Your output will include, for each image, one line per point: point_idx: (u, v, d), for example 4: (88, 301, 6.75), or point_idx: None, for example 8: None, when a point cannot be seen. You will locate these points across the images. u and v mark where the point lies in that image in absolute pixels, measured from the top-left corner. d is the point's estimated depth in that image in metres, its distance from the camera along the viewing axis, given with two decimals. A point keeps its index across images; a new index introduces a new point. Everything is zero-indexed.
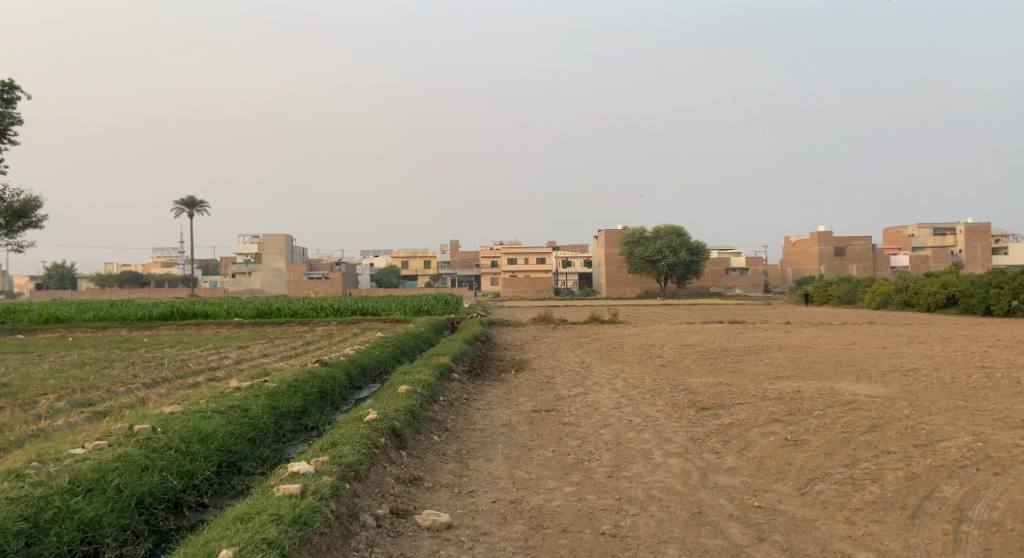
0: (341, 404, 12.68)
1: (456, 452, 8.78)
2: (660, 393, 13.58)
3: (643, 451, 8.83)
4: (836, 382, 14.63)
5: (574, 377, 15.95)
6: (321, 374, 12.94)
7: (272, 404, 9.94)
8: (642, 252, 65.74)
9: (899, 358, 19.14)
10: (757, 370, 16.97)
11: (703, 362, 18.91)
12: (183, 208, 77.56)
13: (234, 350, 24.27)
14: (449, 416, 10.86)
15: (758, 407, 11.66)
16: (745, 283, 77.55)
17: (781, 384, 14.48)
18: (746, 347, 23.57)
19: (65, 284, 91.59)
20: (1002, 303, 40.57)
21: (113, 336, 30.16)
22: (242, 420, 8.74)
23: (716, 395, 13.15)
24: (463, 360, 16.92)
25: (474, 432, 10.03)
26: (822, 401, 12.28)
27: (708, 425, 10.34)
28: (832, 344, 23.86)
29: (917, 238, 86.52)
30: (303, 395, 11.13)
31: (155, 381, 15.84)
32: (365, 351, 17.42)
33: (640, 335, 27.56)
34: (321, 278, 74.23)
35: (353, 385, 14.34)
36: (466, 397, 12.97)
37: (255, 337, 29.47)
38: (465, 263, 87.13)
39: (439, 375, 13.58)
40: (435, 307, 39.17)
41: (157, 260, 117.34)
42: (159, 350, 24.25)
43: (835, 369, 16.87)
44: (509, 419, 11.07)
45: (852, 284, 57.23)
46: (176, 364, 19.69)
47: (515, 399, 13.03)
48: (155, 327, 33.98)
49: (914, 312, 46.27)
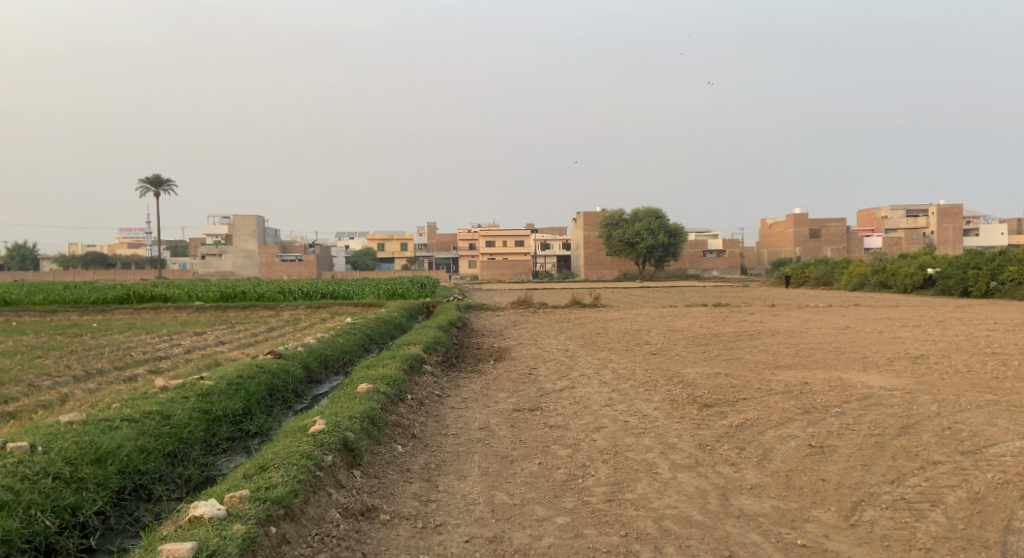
0: (295, 402, 11.26)
1: (422, 467, 7.34)
2: (653, 386, 12.16)
3: (644, 464, 7.40)
4: (843, 371, 13.29)
5: (558, 368, 14.47)
6: (272, 368, 11.45)
7: (203, 409, 8.55)
8: (620, 234, 64.48)
9: (900, 342, 17.89)
10: (754, 358, 15.60)
11: (695, 350, 17.55)
12: (150, 188, 75.01)
13: (187, 337, 22.58)
14: (418, 419, 9.40)
15: (767, 404, 10.28)
16: (721, 266, 76.65)
17: (785, 374, 13.09)
18: (734, 331, 22.26)
19: (29, 266, 88.71)
20: (981, 284, 39.85)
21: (62, 321, 28.26)
22: (157, 431, 7.40)
23: (715, 389, 11.76)
24: (436, 349, 15.41)
25: (446, 439, 8.56)
26: (836, 395, 10.86)
27: (715, 427, 8.91)
28: (824, 328, 22.61)
29: (891, 219, 86.03)
30: (246, 394, 9.72)
31: (88, 375, 14.27)
32: (327, 339, 15.86)
33: (623, 320, 26.15)
34: (293, 260, 72.17)
35: (311, 379, 12.86)
36: (438, 393, 11.49)
37: (214, 323, 27.69)
38: (442, 246, 85.39)
39: (408, 369, 12.08)
40: (409, 291, 37.60)
41: (126, 241, 114.27)
42: (108, 337, 22.54)
43: (837, 356, 15.50)
44: (488, 422, 9.59)
45: (830, 265, 56.42)
46: (119, 353, 18.06)
47: (494, 396, 11.57)
48: (112, 311, 32.08)
49: (891, 294, 45.55)
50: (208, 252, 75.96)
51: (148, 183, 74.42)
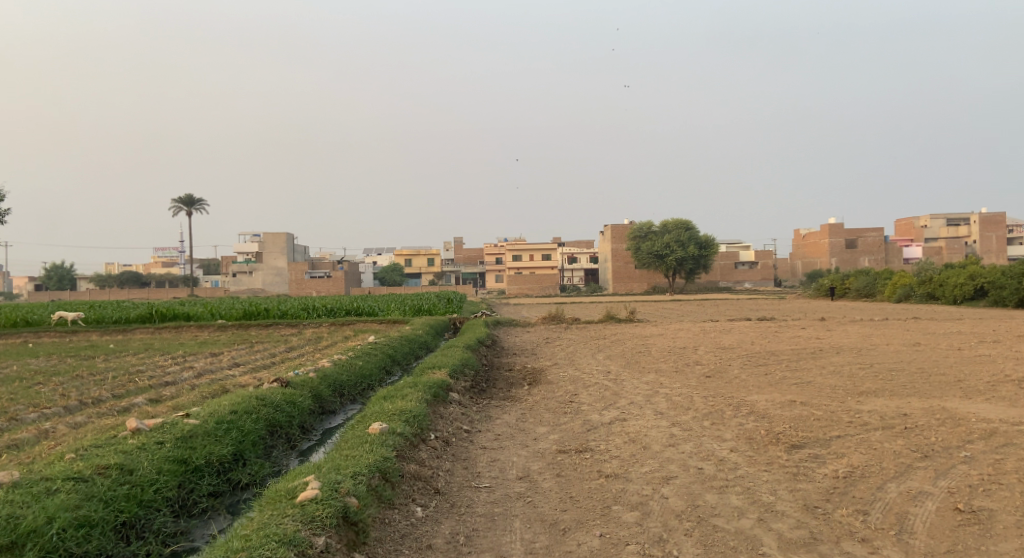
0: (300, 441, 9.57)
1: (448, 539, 5.63)
2: (722, 419, 10.34)
3: (743, 537, 5.68)
4: (941, 401, 11.41)
5: (602, 395, 12.64)
6: (275, 399, 9.74)
7: (177, 458, 6.85)
8: (650, 246, 62.45)
9: (986, 363, 15.86)
10: (829, 382, 13.76)
11: (754, 371, 15.69)
12: (180, 207, 74.66)
13: (201, 359, 21.09)
14: (444, 466, 7.65)
15: (872, 447, 8.47)
16: (755, 278, 74.16)
17: (875, 405, 11.23)
18: (790, 349, 20.27)
19: (64, 286, 88.59)
20: None
21: (79, 342, 27.02)
22: (110, 494, 5.77)
23: (799, 422, 9.96)
24: (463, 373, 13.63)
25: (478, 495, 6.83)
26: (952, 435, 9.01)
27: (819, 479, 7.18)
28: (889, 345, 20.59)
29: (930, 229, 82.74)
30: (240, 434, 8.02)
31: (79, 405, 12.73)
32: (344, 362, 14.13)
33: (664, 336, 24.29)
34: (321, 276, 71.04)
35: (321, 410, 11.16)
36: (467, 428, 9.74)
37: (234, 342, 26.28)
38: (470, 260, 83.93)
39: (430, 400, 10.32)
40: (436, 306, 36.00)
41: (158, 260, 114.31)
42: (119, 360, 21.11)
43: (923, 382, 13.56)
44: (528, 469, 7.80)
45: (871, 276, 53.79)
46: (123, 379, 16.57)
47: (534, 431, 9.77)
48: (132, 331, 30.82)
49: (939, 306, 43.06)
50: (238, 269, 75.19)
51: (180, 202, 73.98)
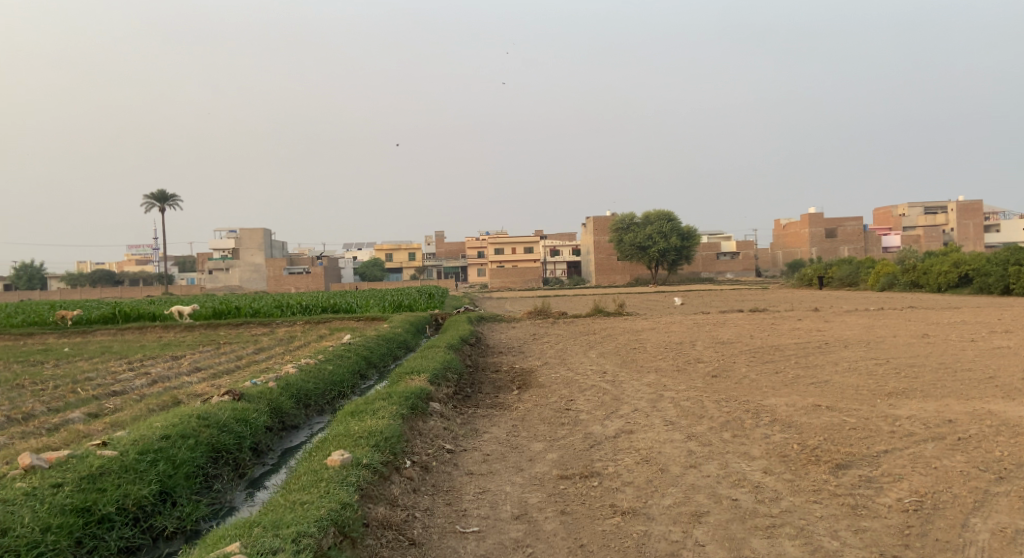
0: (252, 468, 8.06)
1: None
2: (744, 430, 8.97)
3: None
4: (984, 404, 10.08)
5: (601, 400, 11.22)
6: (222, 418, 8.22)
7: (77, 506, 5.49)
8: (632, 238, 61.13)
9: (1002, 358, 14.65)
10: (848, 381, 12.45)
11: (762, 368, 14.34)
12: (153, 202, 72.30)
13: (160, 364, 19.41)
14: (421, 504, 6.20)
15: (931, 466, 7.12)
16: (737, 268, 73.17)
17: (912, 409, 9.89)
18: (792, 343, 18.95)
19: (35, 285, 85.72)
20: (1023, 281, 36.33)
21: (33, 346, 25.13)
22: None
23: (832, 433, 8.62)
24: (446, 378, 12.13)
25: (465, 544, 5.43)
26: (1018, 448, 7.70)
27: (886, 513, 5.86)
28: (892, 337, 19.36)
29: (908, 217, 82.00)
30: (169, 467, 6.55)
31: (6, 422, 11.14)
32: (310, 366, 12.58)
33: (656, 330, 22.94)
34: (301, 273, 68.98)
35: (280, 427, 9.62)
36: (450, 448, 8.25)
37: (199, 344, 24.51)
38: (451, 254, 82.27)
39: (407, 414, 8.82)
40: (417, 302, 34.38)
41: (132, 258, 111.29)
42: (71, 366, 19.31)
43: (952, 380, 12.25)
44: (525, 502, 6.37)
45: (854, 265, 52.74)
46: (66, 388, 14.90)
47: (528, 449, 8.30)
48: (92, 333, 28.87)
49: (923, 294, 42.14)
50: (214, 265, 73.04)
51: (152, 197, 71.50)
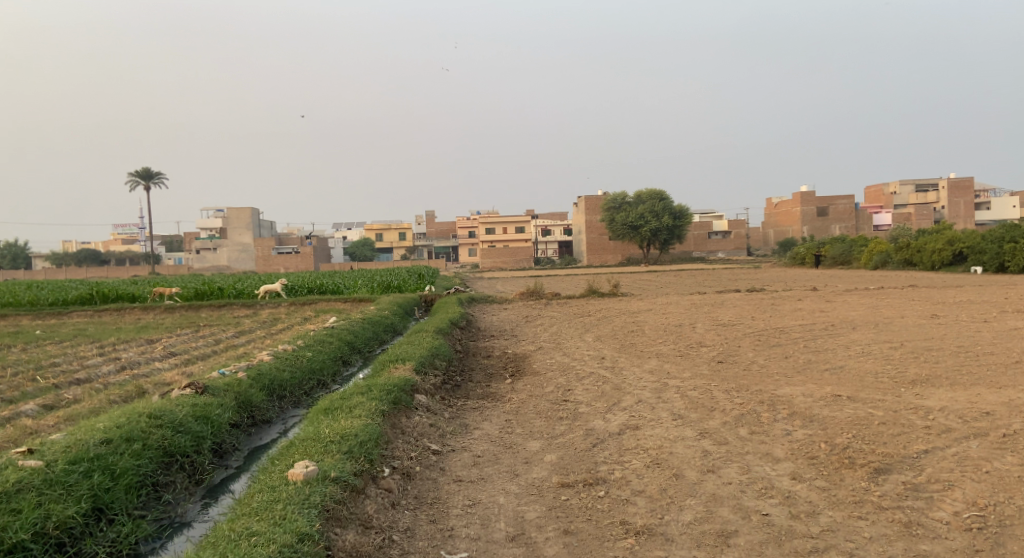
0: (213, 473, 7.11)
1: None
2: (763, 426, 8.09)
3: None
4: (1018, 394, 9.24)
5: (602, 390, 10.30)
6: (179, 415, 7.25)
7: None
8: (625, 218, 60.13)
9: (1019, 341, 13.81)
10: (865, 368, 11.58)
11: (770, 353, 13.45)
12: (138, 180, 70.75)
13: (133, 348, 18.38)
14: (401, 523, 5.30)
15: (983, 471, 6.25)
16: (728, 247, 72.39)
17: (942, 400, 9.03)
18: (797, 324, 18.10)
19: (19, 264, 84.06)
20: (1018, 259, 35.59)
21: (4, 329, 24.02)
22: None
23: (861, 429, 7.73)
24: (433, 366, 11.19)
25: None
26: None
27: (945, 535, 5.00)
28: (898, 318, 18.52)
29: (899, 195, 81.25)
30: (106, 478, 5.61)
31: None
32: (287, 353, 11.60)
33: (652, 312, 22.05)
34: (289, 252, 67.72)
35: (247, 424, 8.67)
36: (436, 448, 7.32)
37: (176, 326, 23.42)
38: (442, 234, 81.14)
39: (389, 410, 7.89)
40: (405, 283, 33.33)
41: (120, 237, 109.61)
42: (39, 350, 18.26)
43: (974, 365, 11.39)
44: (522, 518, 5.49)
45: (847, 244, 51.73)
46: (26, 376, 13.88)
47: (524, 450, 7.41)
48: (67, 315, 27.73)
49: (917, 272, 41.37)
50: (201, 245, 71.82)
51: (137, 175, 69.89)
